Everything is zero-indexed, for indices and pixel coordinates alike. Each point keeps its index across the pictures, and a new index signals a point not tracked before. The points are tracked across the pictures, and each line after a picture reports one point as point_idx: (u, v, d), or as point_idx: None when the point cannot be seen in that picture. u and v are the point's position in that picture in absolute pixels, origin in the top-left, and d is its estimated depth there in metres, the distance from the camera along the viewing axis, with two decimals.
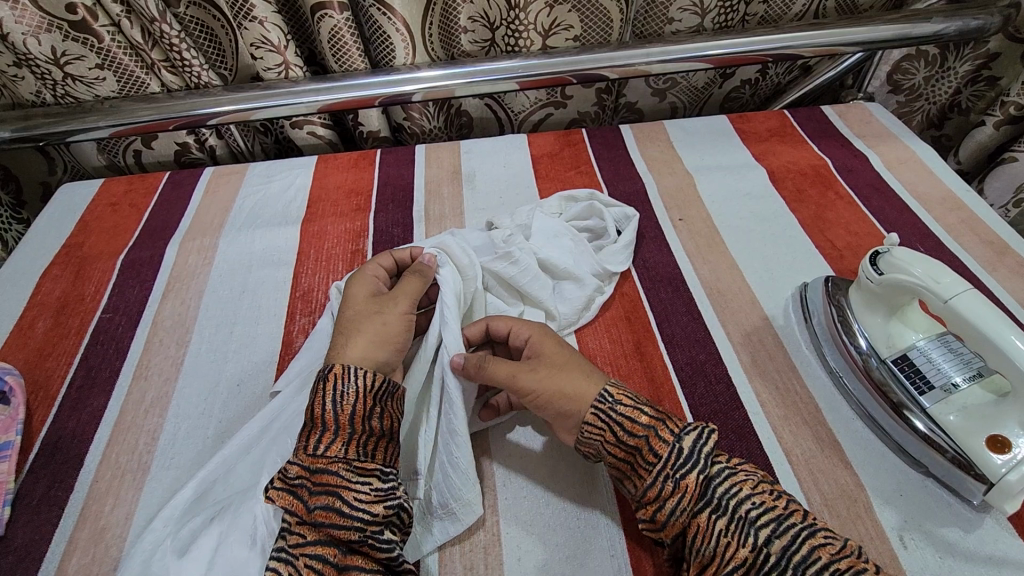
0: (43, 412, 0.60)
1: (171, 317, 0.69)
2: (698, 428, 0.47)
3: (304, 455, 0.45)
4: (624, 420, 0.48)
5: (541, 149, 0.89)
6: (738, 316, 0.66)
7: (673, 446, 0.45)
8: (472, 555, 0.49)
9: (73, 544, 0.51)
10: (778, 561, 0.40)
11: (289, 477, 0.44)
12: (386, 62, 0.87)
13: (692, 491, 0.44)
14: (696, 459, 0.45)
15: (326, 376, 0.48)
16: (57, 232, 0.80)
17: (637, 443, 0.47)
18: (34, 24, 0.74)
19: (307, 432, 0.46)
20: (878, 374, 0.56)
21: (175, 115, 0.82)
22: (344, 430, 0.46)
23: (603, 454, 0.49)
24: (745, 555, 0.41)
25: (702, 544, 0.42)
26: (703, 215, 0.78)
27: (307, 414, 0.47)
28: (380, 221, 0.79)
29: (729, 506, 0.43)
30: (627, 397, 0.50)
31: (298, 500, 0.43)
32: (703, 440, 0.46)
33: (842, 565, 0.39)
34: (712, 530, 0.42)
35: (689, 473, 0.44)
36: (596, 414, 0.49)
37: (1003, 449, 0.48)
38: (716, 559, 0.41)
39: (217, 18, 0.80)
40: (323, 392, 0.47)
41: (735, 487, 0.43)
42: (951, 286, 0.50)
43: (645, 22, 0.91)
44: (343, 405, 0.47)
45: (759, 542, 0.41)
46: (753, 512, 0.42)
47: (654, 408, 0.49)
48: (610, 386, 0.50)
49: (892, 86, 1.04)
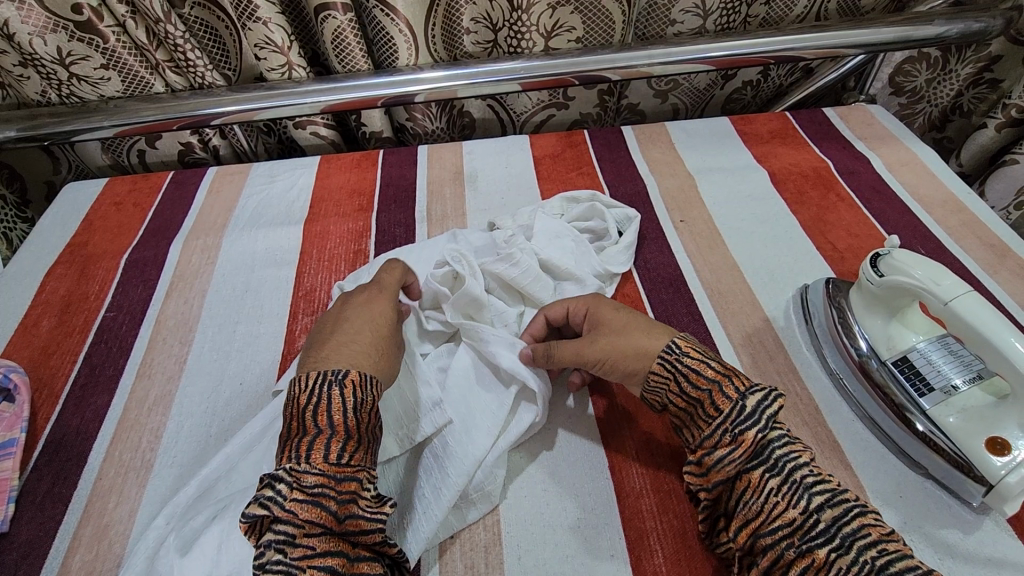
0: (48, 409, 0.61)
1: (175, 315, 0.69)
2: (764, 389, 0.47)
3: (324, 463, 0.42)
4: (690, 371, 0.49)
5: (543, 150, 0.90)
6: (739, 317, 0.66)
7: (736, 403, 0.46)
8: (472, 554, 0.49)
9: (77, 541, 0.51)
10: (827, 528, 0.41)
11: (307, 485, 0.41)
12: (389, 62, 0.87)
13: (748, 447, 0.45)
14: (758, 418, 0.46)
15: (344, 381, 0.47)
16: (61, 231, 0.81)
17: (699, 395, 0.48)
18: (40, 24, 0.74)
19: (323, 439, 0.43)
20: (878, 375, 0.56)
21: (179, 115, 0.83)
22: (362, 438, 0.45)
23: (665, 403, 0.50)
24: (792, 516, 0.42)
25: (750, 499, 0.44)
26: (705, 216, 0.78)
27: (316, 419, 0.44)
28: (382, 221, 0.80)
29: (784, 468, 0.44)
30: (694, 350, 0.51)
31: (327, 511, 0.41)
32: (768, 401, 0.47)
33: (890, 545, 0.40)
34: (763, 488, 0.44)
35: (750, 429, 0.45)
36: (663, 364, 0.50)
37: (1003, 451, 0.48)
38: (762, 515, 0.43)
39: (221, 18, 0.81)
40: (343, 398, 0.46)
41: (794, 452, 0.45)
42: (951, 288, 0.50)
43: (647, 23, 0.92)
44: (361, 414, 0.46)
45: (811, 506, 0.42)
46: (808, 478, 0.43)
47: (722, 364, 0.49)
48: (679, 338, 0.52)
49: (894, 88, 1.05)
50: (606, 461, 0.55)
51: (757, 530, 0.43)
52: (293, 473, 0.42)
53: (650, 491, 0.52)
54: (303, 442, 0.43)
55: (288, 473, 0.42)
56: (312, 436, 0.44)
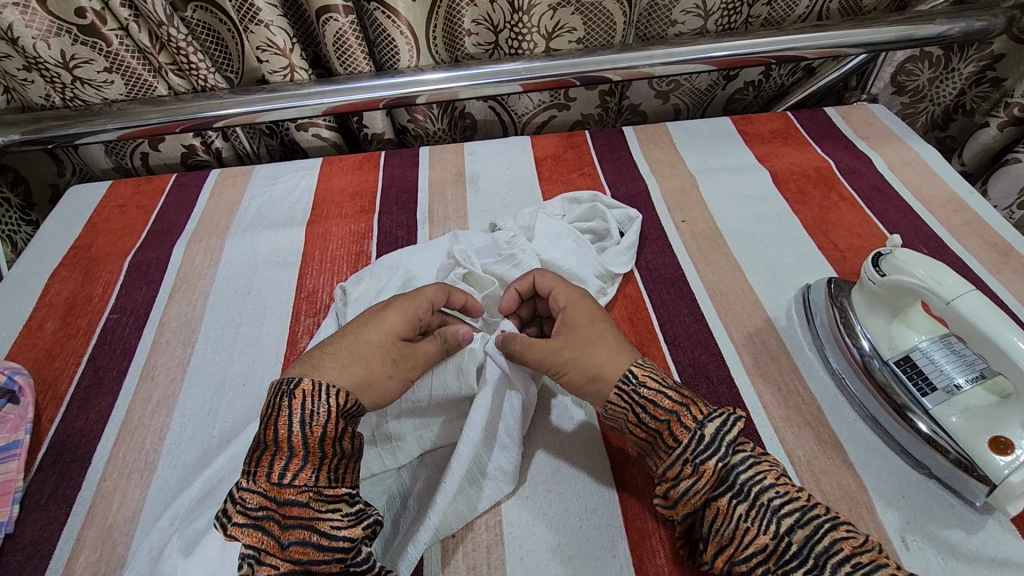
0: (52, 411, 0.61)
1: (178, 317, 0.69)
2: (723, 415, 0.46)
3: (267, 483, 0.43)
4: (647, 403, 0.48)
5: (545, 150, 0.90)
6: (741, 317, 0.66)
7: (694, 433, 0.45)
8: (475, 555, 0.49)
9: (81, 542, 0.51)
10: (799, 550, 0.40)
11: (251, 508, 0.42)
12: (391, 65, 0.87)
13: (710, 477, 0.44)
14: (717, 447, 0.45)
15: (292, 392, 0.46)
16: (65, 234, 0.81)
17: (658, 426, 0.47)
18: (44, 28, 0.74)
19: (269, 457, 0.44)
20: (880, 374, 0.56)
21: (182, 118, 0.83)
22: (313, 454, 0.44)
23: (626, 430, 0.50)
24: (765, 542, 0.41)
25: (721, 526, 0.43)
26: (706, 216, 0.78)
27: (266, 434, 0.45)
28: (385, 222, 0.80)
29: (751, 492, 0.43)
30: (652, 378, 0.49)
31: (269, 536, 0.41)
32: (727, 427, 0.45)
33: (863, 558, 0.39)
34: (732, 514, 0.43)
35: (710, 459, 0.44)
36: (620, 395, 0.49)
37: (1005, 450, 0.48)
38: (734, 542, 0.42)
39: (223, 22, 0.81)
40: (289, 412, 0.45)
41: (758, 475, 0.43)
42: (953, 287, 0.50)
43: (648, 24, 0.92)
44: (310, 428, 0.45)
45: (781, 530, 0.41)
46: (776, 500, 0.42)
47: (679, 391, 0.48)
48: (636, 366, 0.50)
49: (897, 87, 1.04)
50: (608, 459, 0.55)
51: (732, 557, 0.42)
52: (240, 494, 0.43)
53: (648, 494, 0.52)
54: (254, 459, 0.44)
55: (237, 492, 0.43)
56: (261, 453, 0.44)
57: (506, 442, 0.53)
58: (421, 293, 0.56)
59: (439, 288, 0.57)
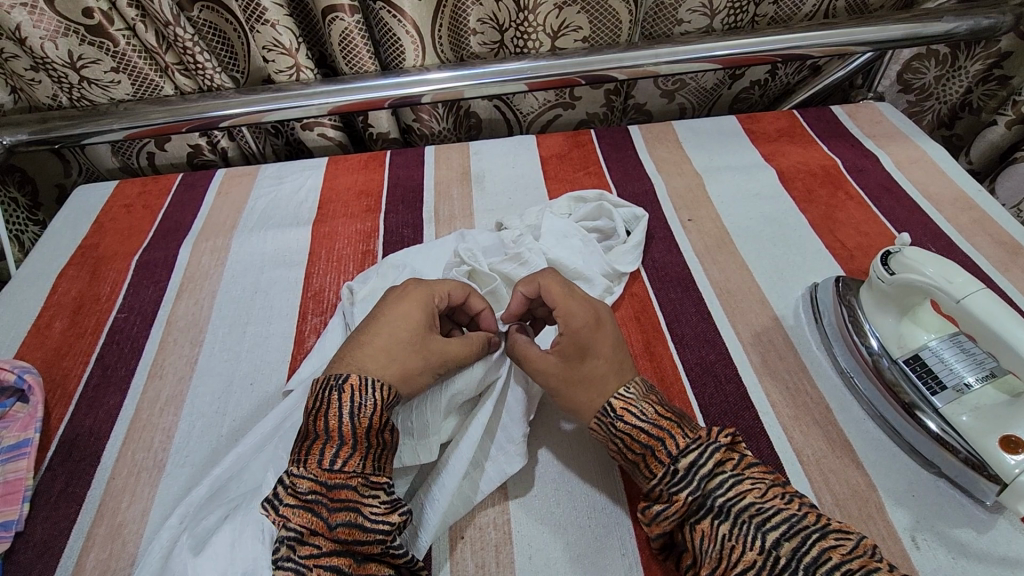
0: (62, 409, 0.61)
1: (184, 317, 0.69)
2: (701, 444, 0.46)
3: (318, 469, 0.43)
4: (624, 437, 0.48)
5: (551, 150, 0.90)
6: (749, 316, 0.66)
7: (668, 468, 0.46)
8: (484, 552, 0.49)
9: (91, 540, 0.52)
10: (788, 562, 0.39)
11: (301, 491, 0.42)
12: (396, 64, 0.88)
13: (682, 506, 0.45)
14: (691, 480, 0.45)
15: (341, 386, 0.46)
16: (73, 233, 0.81)
17: (636, 459, 0.48)
18: (51, 29, 0.75)
19: (320, 445, 0.44)
20: (889, 374, 0.56)
21: (187, 117, 0.83)
22: (361, 443, 0.45)
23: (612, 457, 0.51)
24: (753, 558, 0.40)
25: (706, 546, 0.43)
26: (713, 215, 0.78)
27: (315, 424, 0.45)
28: (390, 221, 0.80)
29: (731, 512, 0.43)
30: (631, 412, 0.49)
31: (317, 517, 0.42)
32: (704, 456, 0.46)
33: (853, 565, 0.38)
34: (715, 534, 0.42)
35: (682, 490, 0.45)
36: (599, 426, 0.50)
37: (1016, 449, 0.47)
38: (723, 561, 0.41)
39: (229, 21, 0.81)
40: (338, 404, 0.45)
41: (737, 496, 0.43)
42: (964, 286, 0.49)
43: (655, 23, 0.92)
44: (360, 418, 0.45)
45: (767, 544, 0.41)
46: (760, 517, 0.42)
47: (657, 423, 0.48)
48: (615, 398, 0.50)
49: (903, 86, 1.03)
50: None
51: None
52: (291, 478, 0.43)
53: None
54: (302, 447, 0.44)
55: (287, 476, 0.43)
56: (311, 441, 0.44)
57: (507, 422, 0.54)
58: (437, 284, 0.56)
59: (459, 287, 0.57)
